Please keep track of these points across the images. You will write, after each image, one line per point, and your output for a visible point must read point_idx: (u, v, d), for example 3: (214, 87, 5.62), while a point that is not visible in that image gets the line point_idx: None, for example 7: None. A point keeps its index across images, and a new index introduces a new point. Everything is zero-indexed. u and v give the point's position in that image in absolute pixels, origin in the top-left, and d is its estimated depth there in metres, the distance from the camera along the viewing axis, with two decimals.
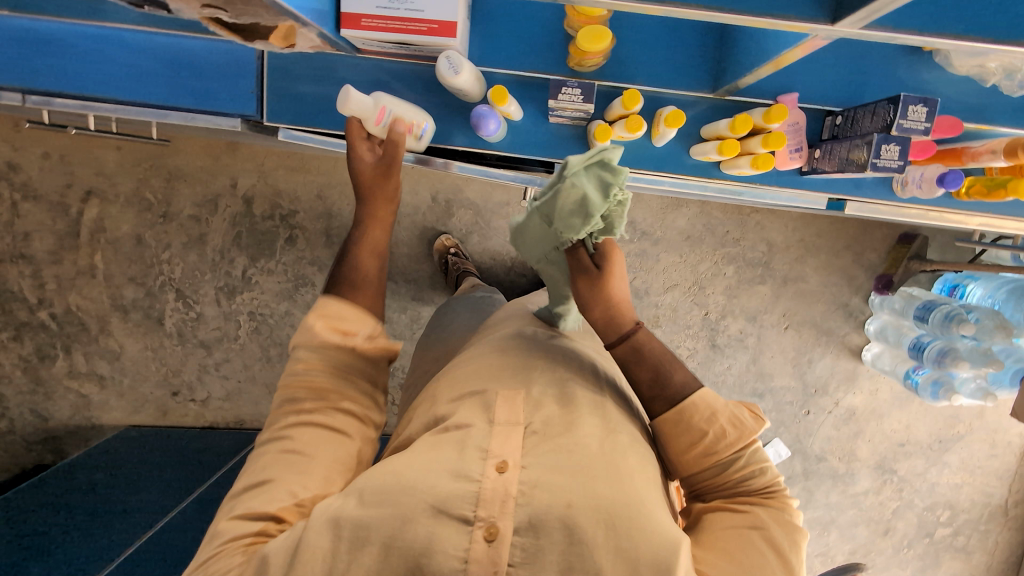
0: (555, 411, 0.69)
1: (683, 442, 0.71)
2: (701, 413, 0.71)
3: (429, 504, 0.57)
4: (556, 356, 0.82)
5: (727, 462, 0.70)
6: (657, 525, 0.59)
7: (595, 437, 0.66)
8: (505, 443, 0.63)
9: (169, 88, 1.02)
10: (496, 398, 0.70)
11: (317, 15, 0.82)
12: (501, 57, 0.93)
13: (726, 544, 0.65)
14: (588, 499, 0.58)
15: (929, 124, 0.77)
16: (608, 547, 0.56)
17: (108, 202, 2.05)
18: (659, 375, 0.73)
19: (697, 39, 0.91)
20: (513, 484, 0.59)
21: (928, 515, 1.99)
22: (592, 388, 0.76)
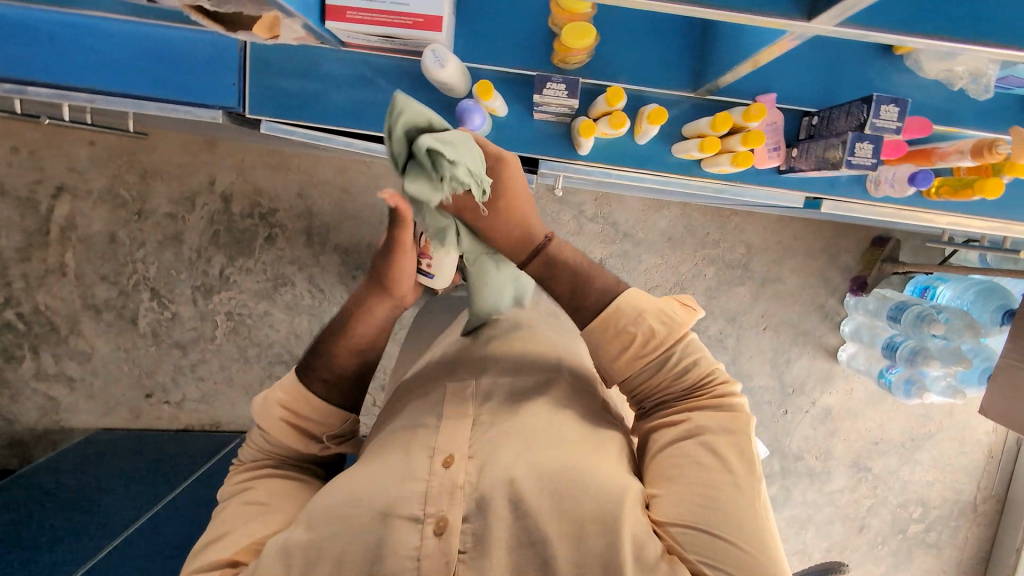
0: (502, 400, 0.77)
1: (614, 353, 0.75)
2: (628, 317, 0.74)
3: (377, 511, 0.66)
4: (514, 349, 0.89)
5: (659, 366, 0.74)
6: (599, 478, 0.67)
7: (541, 417, 0.74)
8: (453, 438, 0.72)
9: (147, 79, 1.00)
10: (445, 399, 0.78)
11: (303, 6, 0.81)
12: (486, 52, 0.93)
13: (671, 464, 0.69)
14: (532, 473, 0.67)
15: (900, 123, 0.80)
16: (551, 511, 0.65)
17: (80, 198, 2.00)
18: (578, 281, 0.76)
19: (679, 39, 0.93)
20: (459, 476, 0.68)
21: (901, 512, 2.04)
22: (546, 372, 0.83)
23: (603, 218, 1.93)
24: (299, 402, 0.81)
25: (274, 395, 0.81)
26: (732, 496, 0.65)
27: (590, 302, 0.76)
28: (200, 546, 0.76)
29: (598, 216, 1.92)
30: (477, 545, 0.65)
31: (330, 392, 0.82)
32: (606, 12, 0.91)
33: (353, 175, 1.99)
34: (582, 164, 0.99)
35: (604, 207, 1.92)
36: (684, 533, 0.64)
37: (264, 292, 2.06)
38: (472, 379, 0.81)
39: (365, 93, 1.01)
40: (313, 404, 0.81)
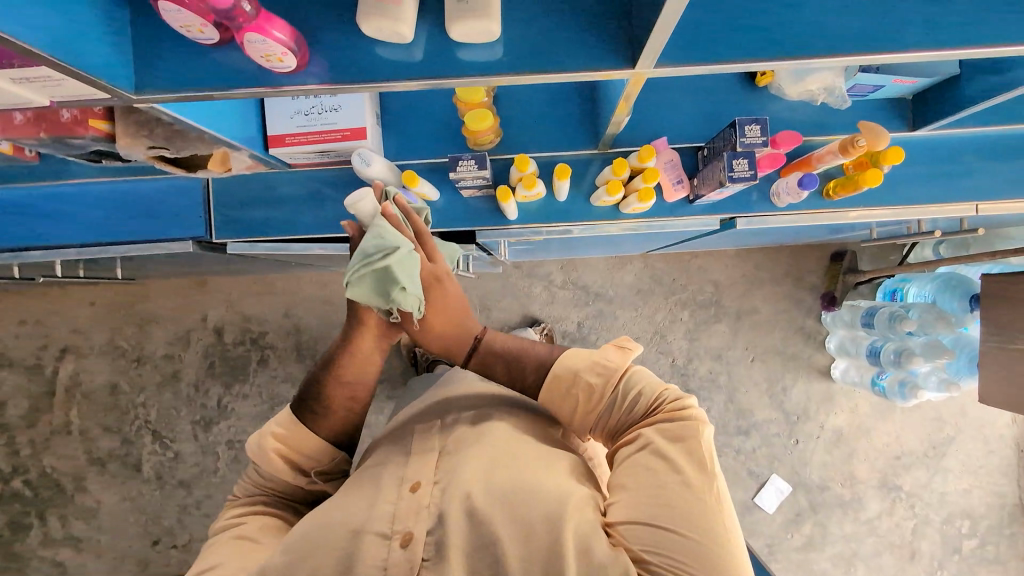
0: (466, 429, 0.80)
1: (566, 412, 0.79)
2: (565, 380, 0.78)
3: (349, 530, 0.70)
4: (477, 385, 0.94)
5: (607, 404, 0.77)
6: (548, 489, 0.69)
7: (501, 434, 0.77)
8: (419, 466, 0.76)
9: (126, 226, 1.14)
10: (412, 434, 0.82)
11: (247, 140, 0.97)
12: (412, 149, 1.08)
13: (622, 477, 0.69)
14: (486, 487, 0.70)
15: (765, 137, 0.91)
16: (504, 516, 0.67)
17: (83, 356, 2.11)
18: (509, 363, 0.82)
19: (574, 107, 1.07)
20: (424, 499, 0.71)
21: (948, 528, 1.92)
22: (510, 399, 0.87)
23: (572, 283, 2.02)
24: (294, 437, 0.82)
25: (271, 428, 0.82)
26: (680, 492, 0.65)
27: (529, 380, 0.81)
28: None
29: (567, 282, 2.02)
30: (438, 552, 0.67)
31: (323, 428, 0.83)
32: (506, 99, 1.06)
33: (333, 287, 2.12)
34: (516, 229, 1.12)
35: (571, 272, 2.03)
36: (630, 528, 0.65)
37: (262, 415, 2.10)
38: (439, 418, 0.85)
39: (316, 204, 1.14)
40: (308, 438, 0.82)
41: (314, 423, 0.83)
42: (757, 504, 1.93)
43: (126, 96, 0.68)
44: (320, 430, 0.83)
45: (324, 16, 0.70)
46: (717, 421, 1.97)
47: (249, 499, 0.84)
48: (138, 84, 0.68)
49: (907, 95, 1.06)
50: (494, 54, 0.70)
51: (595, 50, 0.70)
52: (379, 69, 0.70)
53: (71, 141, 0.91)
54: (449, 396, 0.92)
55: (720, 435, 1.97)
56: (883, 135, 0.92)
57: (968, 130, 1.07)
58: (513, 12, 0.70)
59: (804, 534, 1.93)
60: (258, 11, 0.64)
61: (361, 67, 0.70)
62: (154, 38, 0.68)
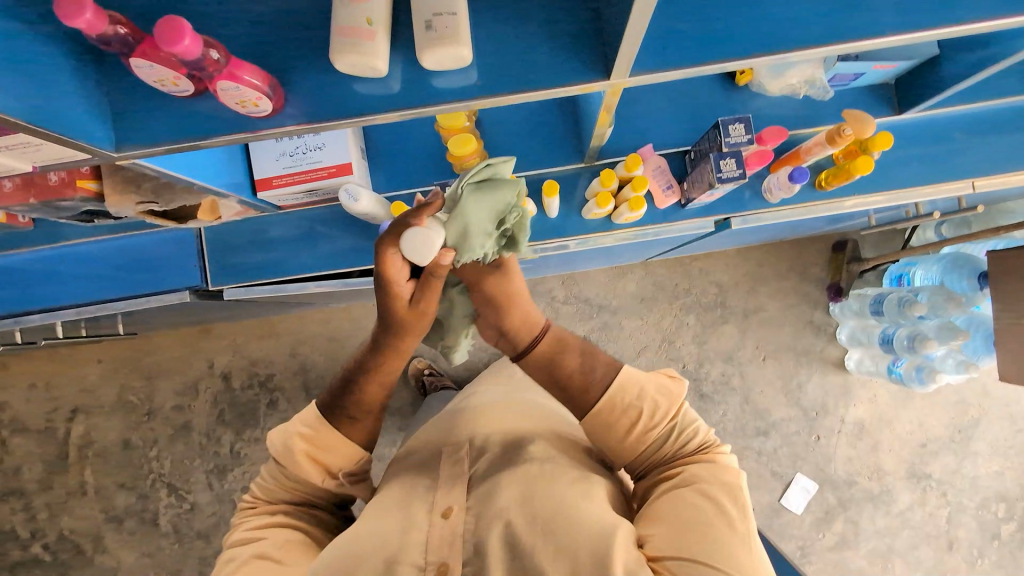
0: (496, 455, 0.81)
1: (620, 429, 0.76)
2: (631, 395, 0.76)
3: (382, 561, 0.67)
4: (502, 414, 0.94)
5: (661, 432, 0.75)
6: (591, 516, 0.67)
7: (537, 455, 0.77)
8: (450, 492, 0.75)
9: (122, 282, 1.15)
10: (441, 461, 0.82)
11: (232, 185, 0.97)
12: (400, 181, 1.09)
13: (666, 510, 0.69)
14: (526, 515, 0.69)
15: (751, 134, 0.91)
16: (547, 548, 0.65)
17: (93, 414, 2.11)
18: (585, 359, 0.79)
19: (558, 124, 1.07)
20: (459, 525, 0.70)
21: (984, 514, 1.86)
22: (540, 429, 0.87)
23: (575, 297, 2.01)
24: (321, 438, 0.80)
25: (295, 427, 0.80)
26: (729, 537, 0.65)
27: (596, 385, 0.77)
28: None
29: (569, 297, 2.01)
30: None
31: (354, 431, 0.81)
32: (490, 123, 1.07)
33: (337, 323, 2.12)
34: None
35: (572, 287, 2.02)
36: (679, 565, 0.63)
37: None
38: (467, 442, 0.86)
39: (309, 242, 1.14)
40: (340, 443, 0.80)
41: (347, 428, 0.81)
42: (785, 506, 1.88)
43: (108, 154, 0.68)
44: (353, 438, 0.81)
45: (297, 57, 0.71)
46: (735, 423, 1.94)
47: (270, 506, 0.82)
48: (119, 140, 0.69)
49: (889, 80, 1.06)
50: (469, 78, 0.70)
51: (570, 65, 0.70)
52: (354, 105, 0.70)
53: (61, 204, 0.91)
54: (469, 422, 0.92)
55: (740, 438, 1.93)
56: (868, 117, 0.92)
57: (954, 109, 1.07)
58: (483, 36, 0.70)
59: (836, 533, 1.87)
60: (227, 58, 0.65)
61: (339, 104, 0.71)
62: (131, 93, 0.69)
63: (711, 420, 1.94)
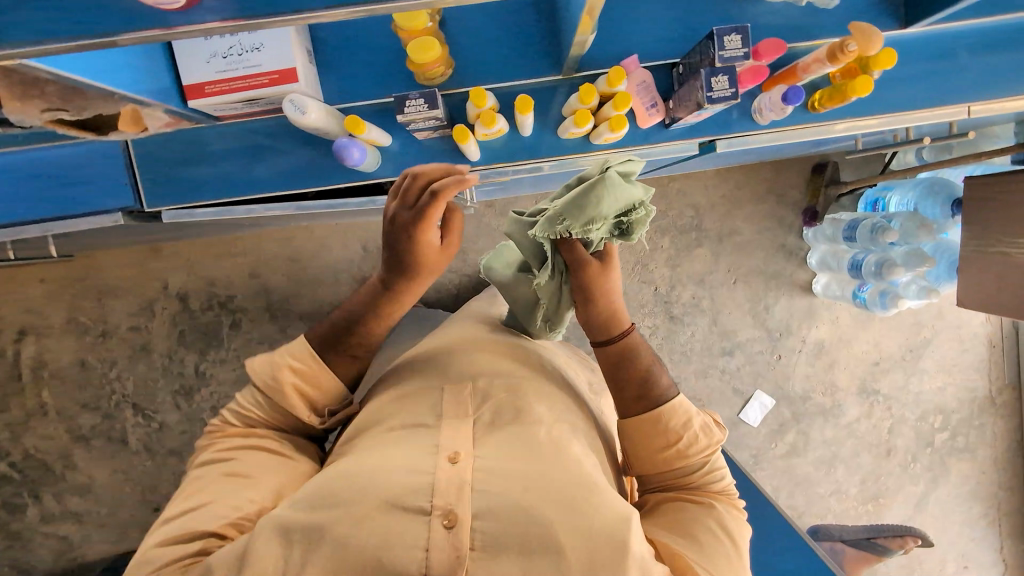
0: (502, 402, 0.80)
1: (660, 445, 0.81)
2: (679, 420, 0.81)
3: (382, 500, 0.65)
4: (498, 353, 0.91)
5: (694, 462, 0.82)
6: (604, 498, 0.69)
7: (553, 427, 0.77)
8: (457, 437, 0.73)
9: (43, 201, 1.02)
10: (443, 398, 0.80)
11: (156, 92, 0.84)
12: (356, 89, 0.97)
13: (684, 526, 0.76)
14: (540, 483, 0.68)
15: (747, 48, 0.81)
16: (561, 525, 0.65)
17: (43, 336, 2.02)
18: (645, 379, 0.82)
19: (534, 28, 0.94)
20: (466, 473, 0.68)
21: (923, 425, 2.00)
22: (544, 385, 0.87)
23: None
24: (310, 370, 0.82)
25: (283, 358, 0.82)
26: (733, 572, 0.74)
27: (649, 400, 0.82)
28: (180, 510, 0.74)
29: None
30: (488, 545, 0.64)
31: (350, 365, 0.85)
32: (455, 23, 0.94)
33: (298, 244, 2.02)
34: (479, 170, 1.03)
35: None
36: None
37: (243, 377, 2.06)
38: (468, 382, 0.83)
39: (257, 159, 1.03)
40: (327, 374, 0.84)
41: (335, 362, 0.84)
42: (743, 420, 1.99)
43: None
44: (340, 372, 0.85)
45: None
46: (702, 344, 1.98)
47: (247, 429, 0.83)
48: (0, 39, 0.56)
49: None
50: None
51: None
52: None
53: None
54: (457, 359, 0.89)
55: (705, 357, 1.98)
56: (877, 37, 0.82)
57: (963, 23, 0.98)
58: None
59: (787, 443, 2.00)
60: None
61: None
62: None
63: (679, 341, 1.98)
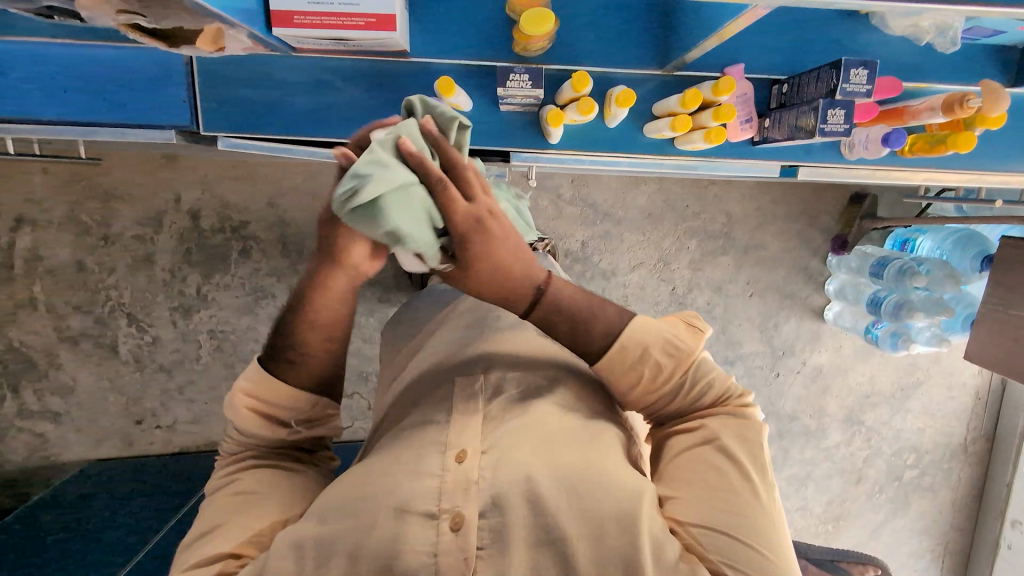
0: (510, 393, 0.75)
1: (626, 386, 0.74)
2: (634, 353, 0.72)
3: (391, 507, 0.64)
4: (511, 335, 0.86)
5: (673, 387, 0.73)
6: (614, 479, 0.67)
7: (553, 409, 0.73)
8: (464, 431, 0.70)
9: (90, 104, 0.95)
10: (450, 390, 0.76)
11: (246, 15, 0.77)
12: (445, 47, 0.93)
13: (686, 473, 0.69)
14: (548, 471, 0.66)
15: (871, 85, 0.78)
16: (571, 509, 0.64)
17: (41, 229, 1.92)
18: (577, 323, 0.71)
19: (644, 19, 0.90)
20: (473, 471, 0.66)
21: (896, 460, 2.09)
22: (552, 366, 0.81)
23: (581, 200, 1.91)
24: (265, 385, 0.79)
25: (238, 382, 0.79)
26: (752, 501, 0.65)
27: (595, 341, 0.72)
28: (195, 536, 0.75)
29: (576, 198, 1.90)
30: (496, 541, 0.62)
31: (297, 370, 0.80)
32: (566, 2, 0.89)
33: (322, 180, 1.94)
34: (553, 153, 0.98)
35: (581, 189, 1.90)
36: (704, 532, 0.64)
37: (245, 306, 2.02)
38: (480, 371, 0.78)
39: (324, 98, 0.97)
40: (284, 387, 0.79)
41: (292, 372, 0.80)
42: None
43: None
44: (303, 382, 0.81)
45: None
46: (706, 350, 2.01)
47: (242, 455, 0.82)
48: None
49: (1019, 44, 0.94)
50: None
51: None
52: None
53: None
54: (478, 348, 0.84)
55: None
56: (1004, 99, 0.80)
57: None
58: None
59: (767, 456, 2.07)
60: None
61: None
62: None
63: None
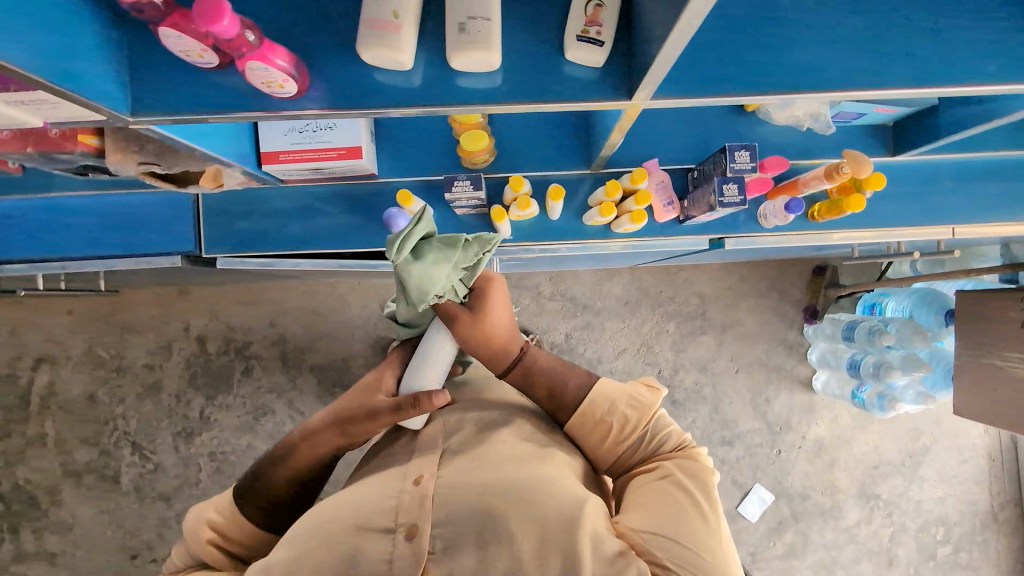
0: (471, 434, 0.87)
1: (596, 438, 0.84)
2: (603, 407, 0.85)
3: (352, 526, 0.73)
4: (483, 398, 0.99)
5: (636, 438, 0.83)
6: (560, 487, 0.74)
7: (508, 441, 0.84)
8: (423, 465, 0.81)
9: (112, 241, 1.13)
10: (415, 442, 0.89)
11: (239, 156, 0.96)
12: (406, 167, 1.10)
13: (640, 499, 0.74)
14: (496, 483, 0.74)
15: (754, 163, 0.94)
16: (519, 516, 0.70)
17: (59, 366, 2.06)
18: (553, 381, 0.88)
19: (569, 131, 1.09)
20: (428, 490, 0.75)
21: (924, 535, 1.97)
22: (509, 409, 0.92)
23: (561, 294, 2.04)
24: (229, 525, 0.86)
25: (206, 515, 0.85)
26: (699, 527, 0.69)
27: (569, 400, 0.86)
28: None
29: (556, 293, 2.04)
30: (446, 547, 0.69)
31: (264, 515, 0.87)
32: (502, 124, 1.08)
33: (320, 297, 2.10)
34: (507, 246, 1.13)
35: (559, 285, 2.04)
36: (650, 536, 0.68)
37: (246, 426, 2.07)
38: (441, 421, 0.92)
39: (308, 218, 1.14)
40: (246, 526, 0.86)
41: (254, 516, 0.87)
42: (741, 514, 1.96)
43: (121, 118, 0.67)
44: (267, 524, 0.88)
45: (321, 36, 0.70)
46: (703, 431, 2.00)
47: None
48: (133, 105, 0.68)
49: (888, 122, 1.11)
50: (493, 82, 0.70)
51: (593, 83, 0.71)
52: (379, 96, 0.70)
53: (59, 156, 0.88)
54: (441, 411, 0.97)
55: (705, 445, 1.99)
56: (866, 163, 0.93)
57: (943, 156, 1.13)
58: (513, 48, 0.70)
59: (786, 543, 1.96)
60: (261, 40, 0.63)
61: (359, 91, 0.70)
62: (155, 53, 0.68)
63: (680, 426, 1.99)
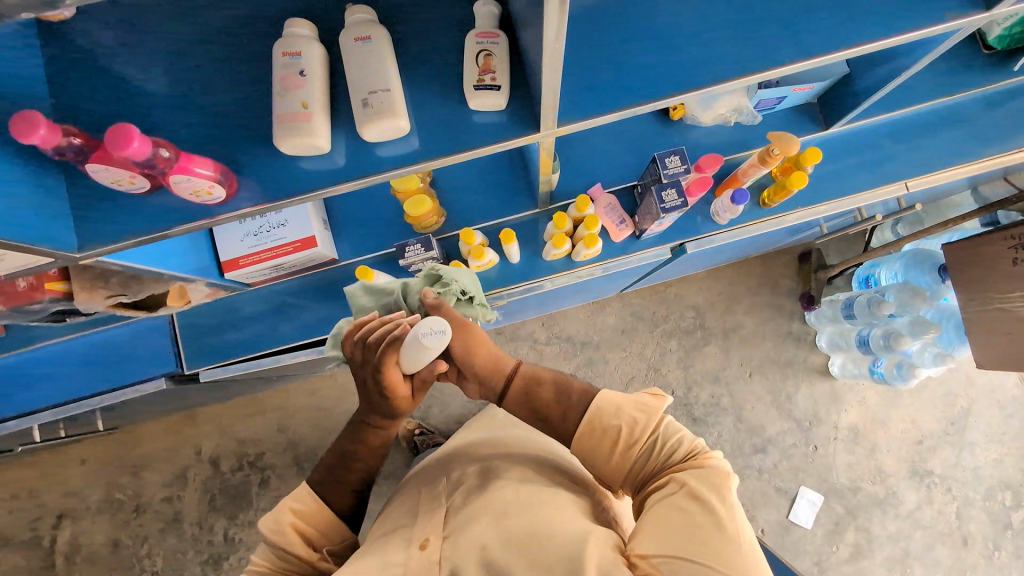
0: (472, 483, 0.85)
1: (604, 451, 0.80)
2: (609, 412, 0.80)
3: None
4: (482, 445, 0.97)
5: (645, 447, 0.78)
6: (563, 532, 0.71)
7: (513, 485, 0.81)
8: (428, 526, 0.79)
9: (101, 377, 1.18)
10: (417, 500, 0.87)
11: (199, 270, 1.00)
12: (365, 245, 1.14)
13: (653, 516, 0.70)
14: (501, 539, 0.72)
15: (686, 165, 0.98)
16: (523, 566, 0.68)
17: (79, 518, 2.04)
18: (558, 386, 0.86)
19: (513, 177, 1.13)
20: (435, 555, 0.74)
21: (991, 504, 1.85)
22: (512, 456, 0.89)
23: (557, 337, 2.03)
24: (311, 511, 0.85)
25: (288, 502, 0.84)
26: (717, 536, 0.65)
27: (574, 402, 0.83)
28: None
29: (552, 337, 2.03)
30: None
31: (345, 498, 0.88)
32: (450, 185, 1.13)
33: (323, 393, 2.11)
34: None
35: (553, 328, 2.04)
36: (665, 562, 0.64)
37: None
38: (444, 476, 0.91)
39: (282, 315, 1.17)
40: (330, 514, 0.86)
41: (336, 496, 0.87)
42: (794, 522, 1.85)
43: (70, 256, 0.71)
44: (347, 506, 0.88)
45: (245, 139, 0.74)
46: (731, 444, 1.92)
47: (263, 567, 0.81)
48: (81, 243, 0.72)
49: (812, 100, 1.15)
50: (410, 145, 0.74)
51: (503, 124, 0.75)
52: (307, 181, 0.74)
53: (29, 307, 0.92)
54: (439, 467, 0.95)
55: (738, 458, 1.91)
56: (792, 139, 0.98)
57: (875, 119, 1.15)
58: (423, 110, 0.75)
59: (850, 544, 1.83)
60: (176, 153, 0.69)
61: (290, 181, 0.74)
62: (95, 192, 0.73)
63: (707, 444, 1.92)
